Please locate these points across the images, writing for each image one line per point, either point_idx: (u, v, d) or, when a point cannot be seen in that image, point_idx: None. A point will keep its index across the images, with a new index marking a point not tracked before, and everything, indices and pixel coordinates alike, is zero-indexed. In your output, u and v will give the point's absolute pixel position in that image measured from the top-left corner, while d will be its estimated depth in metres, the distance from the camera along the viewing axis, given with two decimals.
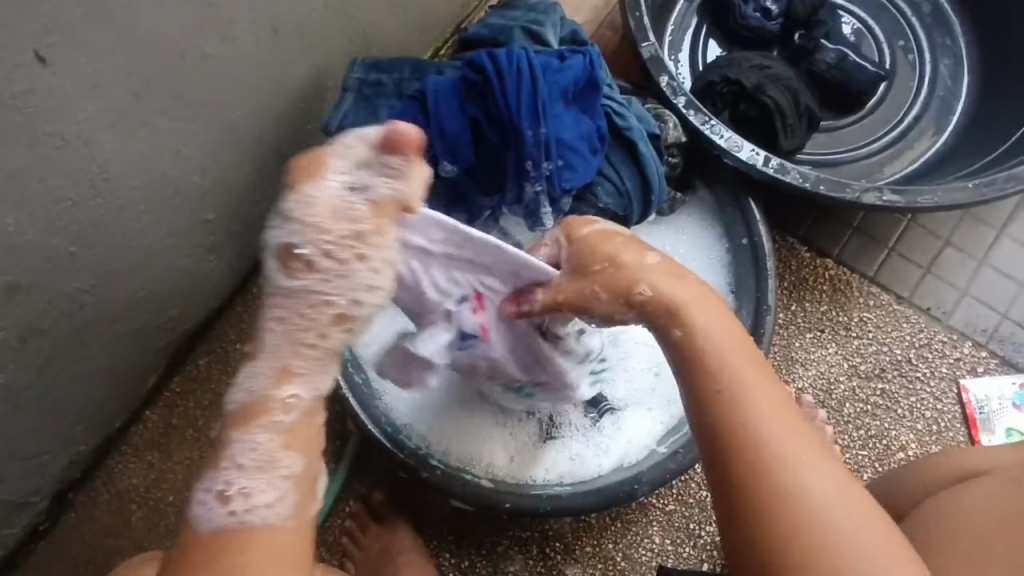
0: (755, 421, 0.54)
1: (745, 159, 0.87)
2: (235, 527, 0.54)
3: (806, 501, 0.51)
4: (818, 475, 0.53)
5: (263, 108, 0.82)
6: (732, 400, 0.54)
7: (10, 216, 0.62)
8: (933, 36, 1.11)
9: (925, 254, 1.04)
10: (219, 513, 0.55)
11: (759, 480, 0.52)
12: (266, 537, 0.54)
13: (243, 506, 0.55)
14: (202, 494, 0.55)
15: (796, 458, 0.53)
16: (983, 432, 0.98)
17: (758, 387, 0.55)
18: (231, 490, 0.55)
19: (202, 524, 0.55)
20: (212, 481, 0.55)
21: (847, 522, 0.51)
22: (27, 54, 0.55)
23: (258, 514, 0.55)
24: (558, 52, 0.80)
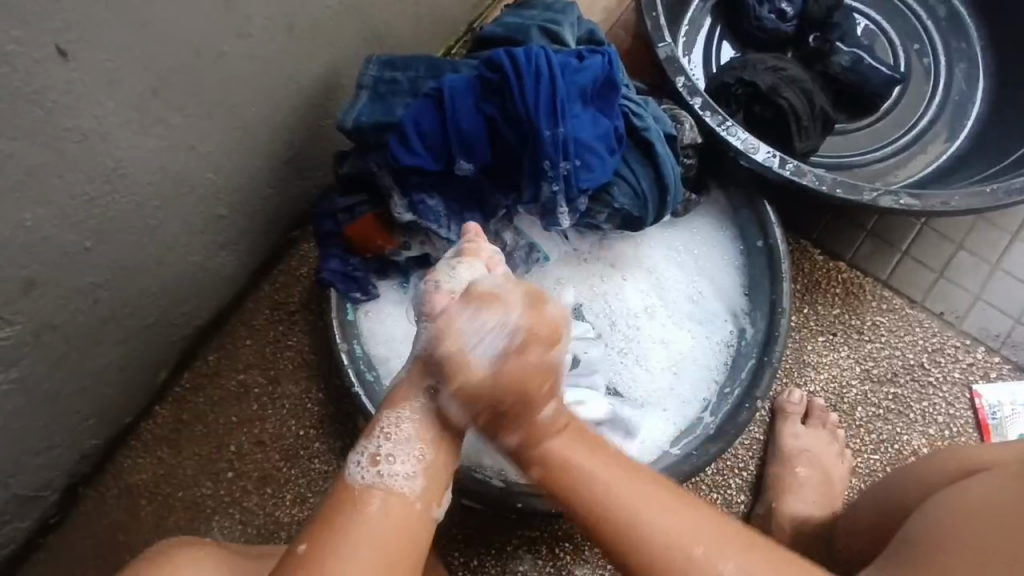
0: (602, 492, 0.63)
1: (761, 161, 0.86)
2: (379, 487, 0.61)
3: (670, 559, 0.60)
4: (662, 521, 0.61)
5: (278, 105, 0.82)
6: (558, 469, 0.65)
7: (28, 211, 0.62)
8: (948, 40, 1.11)
9: (939, 258, 1.03)
10: (368, 473, 0.61)
11: (604, 530, 0.62)
12: (397, 505, 0.61)
13: (390, 472, 0.62)
14: (356, 458, 0.62)
15: (636, 514, 0.62)
16: (996, 436, 0.98)
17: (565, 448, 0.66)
18: (382, 454, 0.62)
19: (354, 479, 0.62)
20: (365, 446, 0.63)
21: (629, 497, 0.62)
22: (48, 49, 0.55)
23: (398, 479, 0.62)
24: (576, 52, 0.80)
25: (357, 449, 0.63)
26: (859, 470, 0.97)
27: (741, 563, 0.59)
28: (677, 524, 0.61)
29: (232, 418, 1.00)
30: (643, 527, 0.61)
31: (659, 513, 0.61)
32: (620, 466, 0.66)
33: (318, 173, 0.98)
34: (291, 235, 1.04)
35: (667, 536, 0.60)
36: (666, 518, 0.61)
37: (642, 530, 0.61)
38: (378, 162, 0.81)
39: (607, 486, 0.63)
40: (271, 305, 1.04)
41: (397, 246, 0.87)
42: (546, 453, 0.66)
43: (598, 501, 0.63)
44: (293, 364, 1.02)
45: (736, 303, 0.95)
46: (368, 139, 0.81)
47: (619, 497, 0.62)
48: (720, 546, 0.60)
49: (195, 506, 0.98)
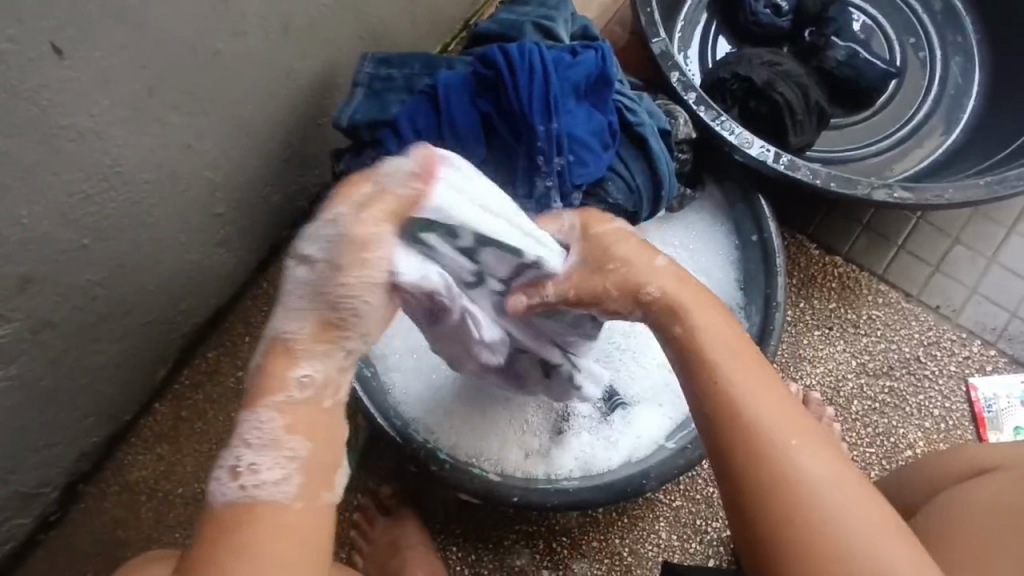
0: (751, 404, 0.53)
1: (756, 156, 0.87)
2: (245, 501, 0.48)
3: (812, 499, 0.50)
4: (820, 461, 0.51)
5: (274, 104, 0.83)
6: (726, 389, 0.54)
7: (24, 209, 0.63)
8: (944, 34, 1.11)
9: (935, 252, 1.03)
10: (229, 489, 0.48)
11: (750, 456, 0.52)
12: (273, 517, 0.47)
13: (255, 481, 0.48)
14: (218, 473, 0.49)
15: (786, 438, 0.52)
16: (992, 430, 0.98)
17: (723, 356, 0.55)
18: (241, 466, 0.49)
19: (216, 498, 0.48)
20: (227, 457, 0.50)
21: (793, 440, 0.52)
22: (42, 47, 0.55)
23: (266, 488, 0.48)
24: (570, 47, 0.80)
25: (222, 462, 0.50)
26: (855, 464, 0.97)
27: (857, 515, 0.50)
28: (810, 452, 0.52)
29: (231, 415, 1.01)
30: (753, 423, 0.52)
31: (801, 445, 0.52)
32: (779, 391, 0.55)
33: (315, 171, 0.98)
34: (289, 233, 1.04)
35: (794, 452, 0.51)
36: (789, 429, 0.52)
37: (769, 434, 0.52)
38: (372, 158, 0.81)
39: (744, 387, 0.54)
40: (269, 303, 1.04)
41: None
42: (710, 359, 0.55)
43: (733, 389, 0.53)
44: None
45: (732, 297, 0.95)
46: (363, 136, 0.81)
47: (756, 403, 0.53)
48: (847, 488, 0.51)
49: (195, 502, 0.98)
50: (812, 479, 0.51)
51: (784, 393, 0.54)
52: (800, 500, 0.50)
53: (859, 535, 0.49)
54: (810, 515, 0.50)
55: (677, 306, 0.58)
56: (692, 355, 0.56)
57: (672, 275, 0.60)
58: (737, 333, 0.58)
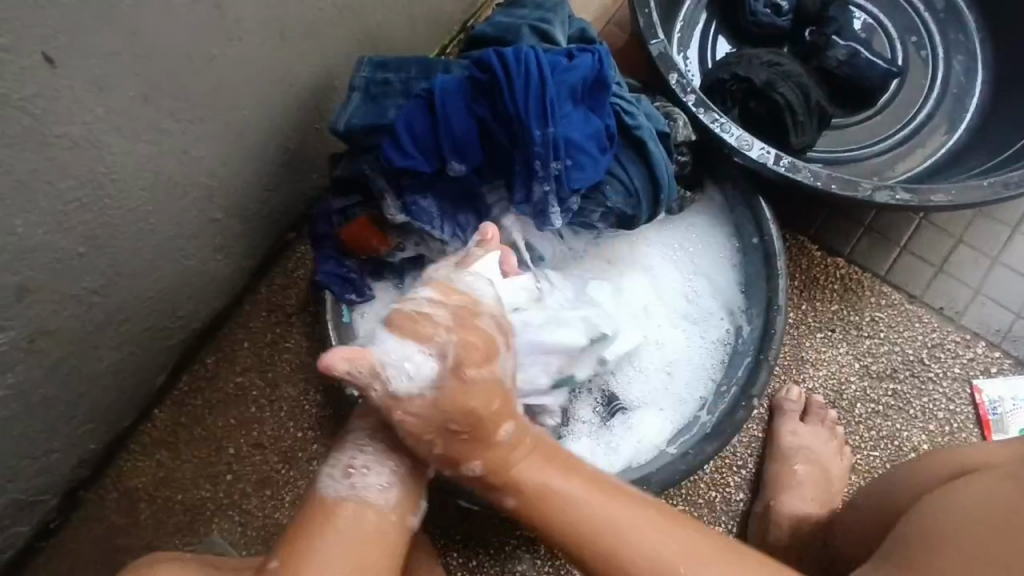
0: (563, 504, 0.66)
1: (756, 158, 0.86)
2: (349, 498, 0.64)
3: (659, 553, 0.64)
4: (667, 541, 0.65)
5: (271, 109, 0.82)
6: (600, 555, 0.65)
7: (19, 218, 0.62)
8: (946, 32, 1.10)
9: (938, 253, 1.02)
10: (342, 486, 0.64)
11: (590, 558, 0.65)
12: (371, 518, 0.64)
13: (363, 483, 0.65)
14: (328, 471, 0.65)
15: (643, 535, 0.65)
16: (996, 432, 0.97)
17: (564, 502, 0.66)
18: (354, 466, 0.65)
19: (326, 490, 0.64)
20: (338, 458, 0.66)
21: (644, 532, 0.65)
22: (35, 56, 0.55)
23: (370, 490, 0.64)
24: (566, 51, 0.80)
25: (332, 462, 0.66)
26: (858, 467, 0.97)
27: (678, 566, 0.64)
28: (656, 535, 0.65)
29: (231, 421, 1.01)
30: (632, 563, 0.64)
31: (632, 536, 0.65)
32: (653, 525, 0.66)
33: (313, 176, 0.98)
34: (287, 237, 1.04)
35: (631, 561, 0.64)
36: (665, 549, 0.64)
37: (625, 561, 0.64)
38: (371, 164, 0.81)
39: (604, 528, 0.65)
40: (268, 308, 1.04)
41: (391, 247, 0.86)
42: (552, 512, 0.66)
43: (572, 505, 0.66)
44: (290, 366, 1.02)
45: (732, 300, 0.94)
46: (361, 141, 0.82)
47: (622, 536, 0.65)
48: (667, 547, 0.65)
49: (194, 508, 0.98)
50: (647, 558, 0.64)
51: (656, 527, 0.66)
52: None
53: (712, 574, 0.64)
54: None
55: (500, 466, 0.66)
56: (525, 502, 0.67)
57: (519, 436, 0.66)
58: (583, 486, 0.67)
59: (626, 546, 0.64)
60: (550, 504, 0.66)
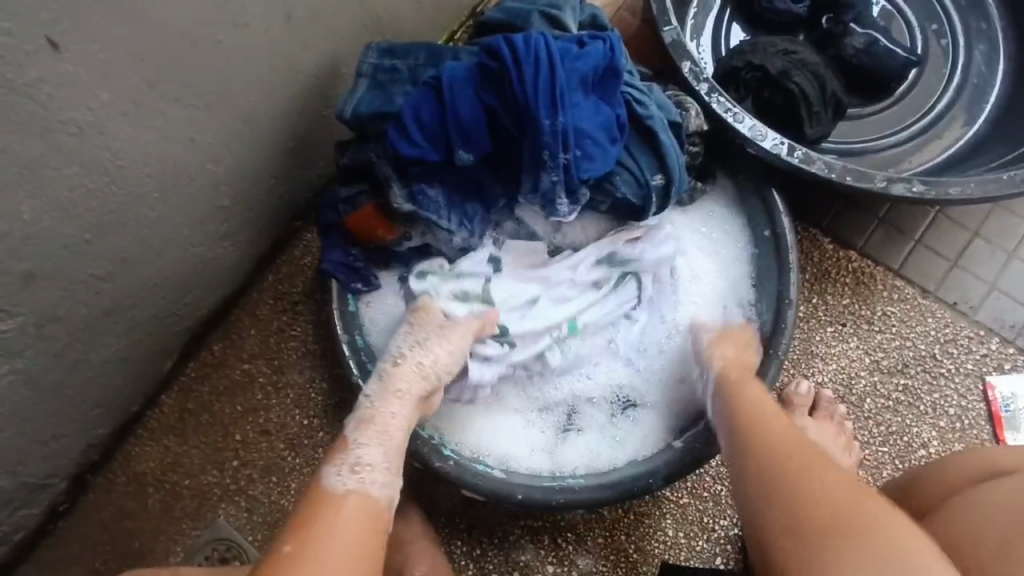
0: (748, 409, 0.73)
1: (769, 148, 0.84)
2: (355, 492, 0.62)
3: (813, 488, 0.61)
4: (828, 477, 0.62)
5: (277, 95, 0.81)
6: (770, 446, 0.67)
7: (26, 204, 0.62)
8: (968, 20, 1.07)
9: (953, 247, 1.00)
10: (348, 480, 0.62)
11: (777, 463, 0.64)
12: (372, 508, 0.61)
13: (369, 478, 0.63)
14: (335, 467, 0.63)
15: (809, 465, 0.63)
16: (1009, 429, 0.96)
17: (773, 418, 0.71)
18: (359, 463, 0.64)
19: (333, 485, 0.62)
20: (345, 456, 0.64)
21: (820, 467, 0.63)
22: (39, 40, 0.54)
23: (375, 483, 0.63)
24: (578, 38, 0.78)
25: (335, 462, 0.64)
26: (867, 463, 0.96)
27: (845, 498, 0.60)
28: (825, 475, 0.62)
29: (238, 409, 1.01)
30: (740, 407, 0.74)
31: (773, 422, 0.70)
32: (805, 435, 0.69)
33: (319, 162, 0.97)
34: (294, 226, 1.03)
35: (810, 469, 0.63)
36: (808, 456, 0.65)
37: (775, 441, 0.67)
38: (377, 152, 0.80)
39: (780, 425, 0.70)
40: (275, 296, 1.04)
41: (398, 237, 0.86)
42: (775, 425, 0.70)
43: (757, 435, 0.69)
44: (297, 354, 1.02)
45: (742, 294, 0.93)
46: (367, 129, 0.80)
47: (781, 438, 0.67)
48: (850, 501, 0.59)
49: (201, 494, 0.99)
50: (832, 494, 0.60)
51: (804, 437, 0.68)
52: (792, 465, 0.64)
53: (836, 481, 0.61)
54: (799, 473, 0.63)
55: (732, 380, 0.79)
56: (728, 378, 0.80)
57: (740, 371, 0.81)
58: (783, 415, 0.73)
59: (796, 466, 0.63)
60: (752, 411, 0.73)
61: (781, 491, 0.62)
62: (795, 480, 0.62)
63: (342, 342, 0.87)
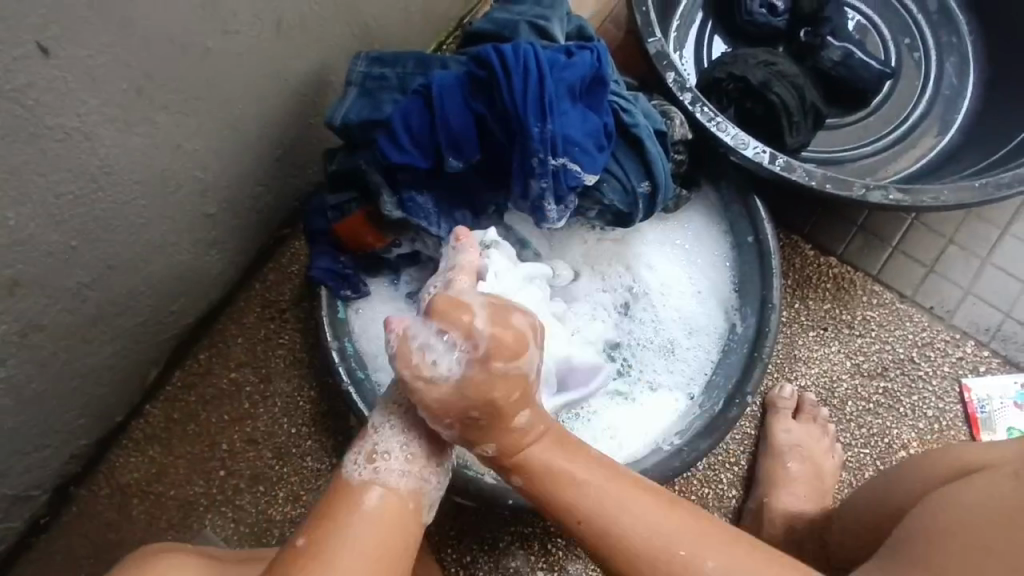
0: (575, 481, 0.63)
1: (751, 157, 0.86)
2: (373, 482, 0.61)
3: (687, 575, 0.60)
4: (716, 562, 0.60)
5: (266, 103, 0.82)
6: (602, 518, 0.62)
7: (11, 211, 0.62)
8: (939, 34, 1.11)
9: (929, 252, 1.03)
10: (365, 470, 0.61)
11: (586, 525, 0.62)
12: (395, 500, 0.61)
13: (386, 468, 0.61)
14: (352, 455, 0.62)
15: (648, 542, 0.61)
16: (985, 430, 0.98)
17: (580, 473, 0.64)
18: (377, 452, 0.62)
19: (351, 475, 0.61)
20: (362, 443, 0.62)
21: (689, 549, 0.61)
22: (28, 46, 0.54)
23: (391, 476, 0.61)
24: (565, 48, 0.80)
25: (354, 449, 0.63)
26: (849, 464, 0.98)
27: (706, 546, 0.61)
28: (696, 561, 0.61)
29: (224, 417, 1.00)
30: (577, 494, 0.63)
31: (628, 514, 0.62)
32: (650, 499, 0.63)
33: (308, 170, 0.97)
34: (282, 233, 1.03)
35: (621, 521, 0.62)
36: (680, 540, 0.61)
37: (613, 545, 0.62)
38: (366, 159, 0.81)
39: (601, 488, 0.63)
40: (262, 304, 1.03)
41: (387, 244, 0.86)
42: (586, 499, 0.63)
43: (610, 534, 0.62)
44: (284, 362, 1.02)
45: (727, 299, 0.95)
46: (357, 138, 0.81)
47: (618, 519, 0.62)
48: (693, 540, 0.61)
49: (187, 504, 0.98)
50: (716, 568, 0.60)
51: (656, 512, 0.62)
52: (620, 539, 0.62)
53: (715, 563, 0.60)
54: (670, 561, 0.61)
55: (505, 453, 0.64)
56: (501, 454, 0.64)
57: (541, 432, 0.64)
58: (610, 471, 0.65)
59: (618, 531, 0.62)
60: (559, 482, 0.63)
61: (608, 553, 0.62)
62: (640, 558, 0.61)
63: (331, 349, 0.86)
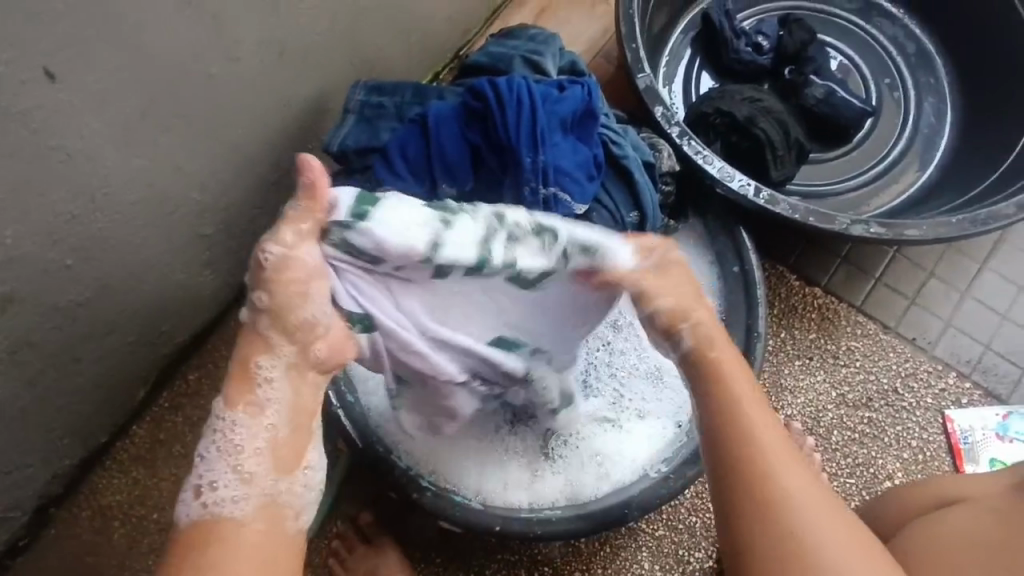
0: (728, 386, 0.63)
1: (736, 189, 0.89)
2: (204, 516, 0.58)
3: (792, 505, 0.57)
4: (809, 486, 0.59)
5: (265, 128, 0.83)
6: (744, 429, 0.60)
7: (9, 229, 0.63)
8: (917, 75, 1.15)
9: (911, 285, 1.06)
10: (193, 507, 0.59)
11: (743, 460, 0.59)
12: (251, 533, 0.57)
13: (217, 498, 0.58)
14: (183, 496, 0.60)
15: (777, 464, 0.59)
16: (968, 462, 0.99)
17: (733, 391, 0.63)
18: (202, 484, 0.59)
19: (183, 516, 0.59)
20: (192, 479, 0.60)
21: (792, 469, 0.59)
22: (36, 69, 0.56)
23: (224, 503, 0.58)
24: (558, 82, 0.82)
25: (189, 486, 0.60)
26: (835, 494, 0.98)
27: (816, 510, 0.58)
28: (802, 482, 0.59)
29: None
30: (722, 379, 0.64)
31: (750, 404, 0.62)
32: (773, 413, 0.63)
33: None
34: None
35: (782, 477, 0.58)
36: (783, 460, 0.59)
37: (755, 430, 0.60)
38: (362, 184, 0.82)
39: (741, 401, 0.62)
40: None
41: None
42: (733, 418, 0.61)
43: (738, 412, 0.61)
44: None
45: None
46: (352, 163, 0.83)
47: (746, 421, 0.61)
48: (823, 511, 0.58)
49: (169, 528, 0.96)
50: (818, 544, 0.56)
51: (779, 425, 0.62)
52: (758, 453, 0.59)
53: (808, 492, 0.58)
54: (779, 496, 0.58)
55: (697, 338, 0.65)
56: (696, 347, 0.65)
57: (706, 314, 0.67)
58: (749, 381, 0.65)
59: (772, 469, 0.59)
60: (722, 380, 0.64)
61: (746, 483, 0.59)
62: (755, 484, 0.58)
63: None
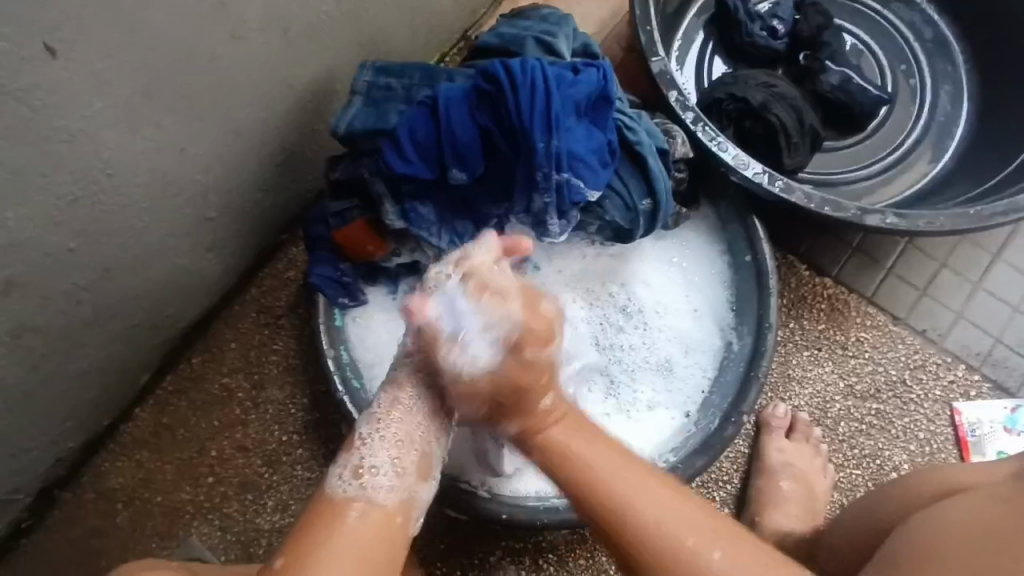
0: (587, 471, 0.67)
1: (751, 178, 0.87)
2: (359, 497, 0.61)
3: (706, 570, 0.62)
4: (711, 551, 0.62)
5: (270, 109, 0.82)
6: (631, 520, 0.64)
7: (10, 211, 0.61)
8: (934, 62, 1.13)
9: (922, 276, 1.05)
10: (351, 485, 0.61)
11: (642, 553, 0.64)
12: (378, 517, 0.61)
13: (373, 482, 0.62)
14: (338, 469, 0.63)
15: (676, 531, 0.63)
16: (975, 453, 0.99)
17: (603, 471, 0.67)
18: (364, 466, 0.62)
19: (336, 489, 0.62)
20: (346, 459, 0.63)
21: (691, 543, 0.63)
22: (37, 46, 0.54)
23: (378, 490, 0.62)
24: (572, 64, 0.80)
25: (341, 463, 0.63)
26: (841, 485, 0.98)
27: (727, 557, 0.62)
28: (704, 545, 0.63)
29: (215, 424, 0.99)
30: (578, 466, 0.67)
31: (620, 479, 0.66)
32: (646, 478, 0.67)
33: (308, 177, 0.97)
34: (280, 239, 1.02)
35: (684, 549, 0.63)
36: (683, 530, 0.63)
37: (625, 496, 0.65)
38: (370, 168, 0.80)
39: (616, 483, 0.66)
40: (257, 309, 1.02)
41: (388, 253, 0.86)
42: (607, 507, 0.65)
43: (618, 501, 0.65)
44: (278, 369, 1.01)
45: (724, 317, 0.96)
46: (360, 145, 0.81)
47: (628, 507, 0.65)
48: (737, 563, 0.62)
49: (173, 512, 0.96)
50: None
51: (658, 490, 0.66)
52: (649, 529, 0.64)
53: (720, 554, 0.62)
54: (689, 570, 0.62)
55: (531, 429, 0.69)
56: (555, 410, 0.70)
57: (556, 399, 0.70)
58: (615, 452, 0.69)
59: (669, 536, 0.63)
60: (580, 469, 0.67)
61: (662, 566, 0.63)
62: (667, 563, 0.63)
63: (328, 358, 0.85)
